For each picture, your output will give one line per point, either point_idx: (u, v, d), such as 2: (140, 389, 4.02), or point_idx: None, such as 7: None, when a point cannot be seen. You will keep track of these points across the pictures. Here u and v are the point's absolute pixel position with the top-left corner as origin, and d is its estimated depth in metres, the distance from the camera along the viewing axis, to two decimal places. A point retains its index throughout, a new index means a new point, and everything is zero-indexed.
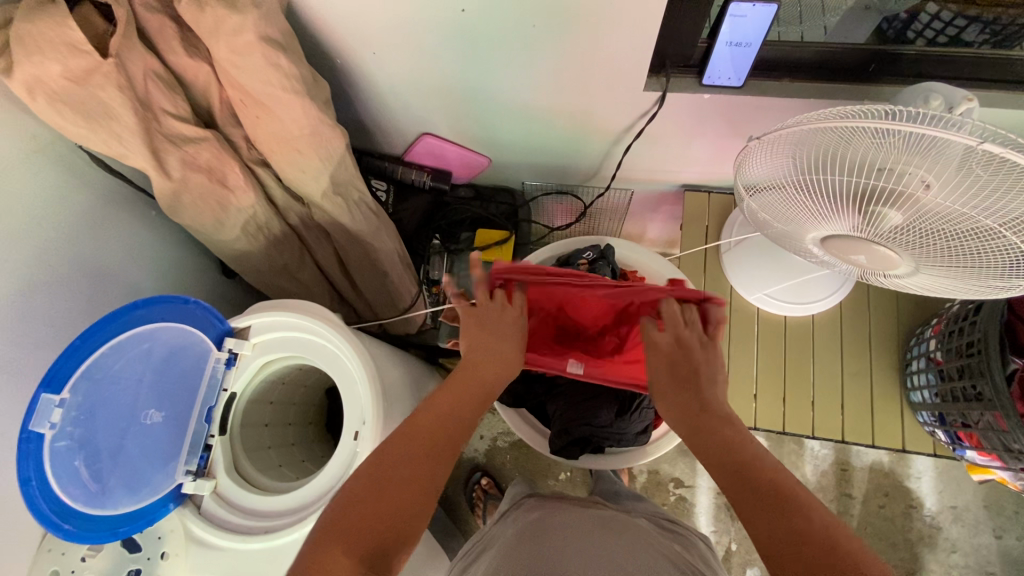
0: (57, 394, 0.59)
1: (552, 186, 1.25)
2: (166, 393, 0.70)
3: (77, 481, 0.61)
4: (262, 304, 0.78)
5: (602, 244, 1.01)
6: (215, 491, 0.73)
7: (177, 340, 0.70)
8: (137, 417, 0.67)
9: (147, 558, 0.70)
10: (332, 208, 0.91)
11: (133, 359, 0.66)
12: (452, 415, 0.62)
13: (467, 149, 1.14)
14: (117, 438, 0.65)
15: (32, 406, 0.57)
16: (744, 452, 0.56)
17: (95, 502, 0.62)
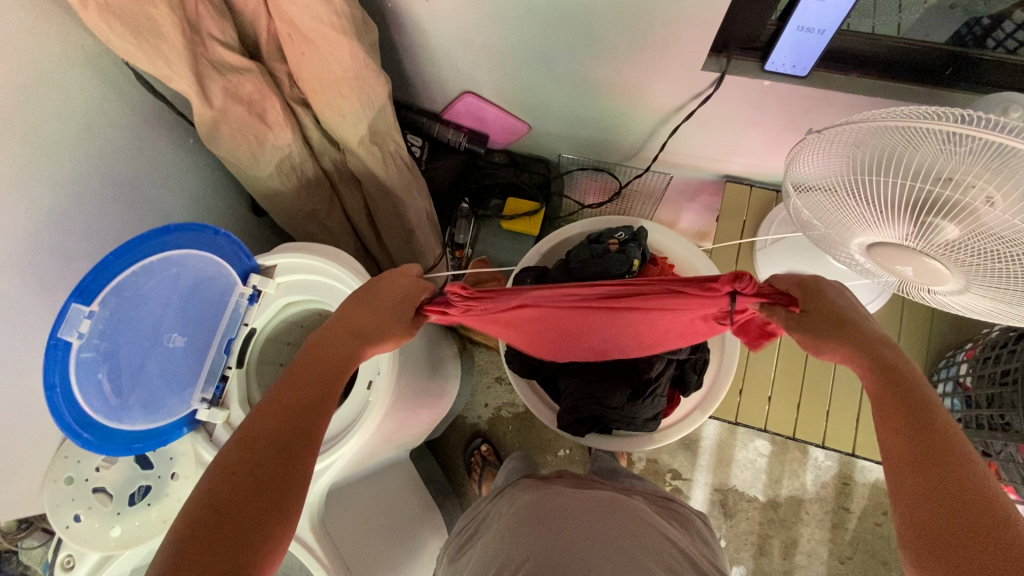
0: (87, 305, 0.60)
1: (589, 162, 1.22)
2: (190, 320, 0.71)
3: (99, 393, 0.62)
4: (290, 245, 0.79)
5: (634, 226, 0.98)
6: (227, 421, 0.75)
7: (204, 270, 0.71)
8: (161, 339, 0.68)
9: (158, 476, 0.72)
10: (367, 157, 0.90)
11: (162, 282, 0.67)
12: (297, 398, 0.52)
13: (507, 113, 1.11)
14: (139, 357, 0.66)
15: (62, 314, 0.58)
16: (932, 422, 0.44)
17: (114, 416, 0.63)
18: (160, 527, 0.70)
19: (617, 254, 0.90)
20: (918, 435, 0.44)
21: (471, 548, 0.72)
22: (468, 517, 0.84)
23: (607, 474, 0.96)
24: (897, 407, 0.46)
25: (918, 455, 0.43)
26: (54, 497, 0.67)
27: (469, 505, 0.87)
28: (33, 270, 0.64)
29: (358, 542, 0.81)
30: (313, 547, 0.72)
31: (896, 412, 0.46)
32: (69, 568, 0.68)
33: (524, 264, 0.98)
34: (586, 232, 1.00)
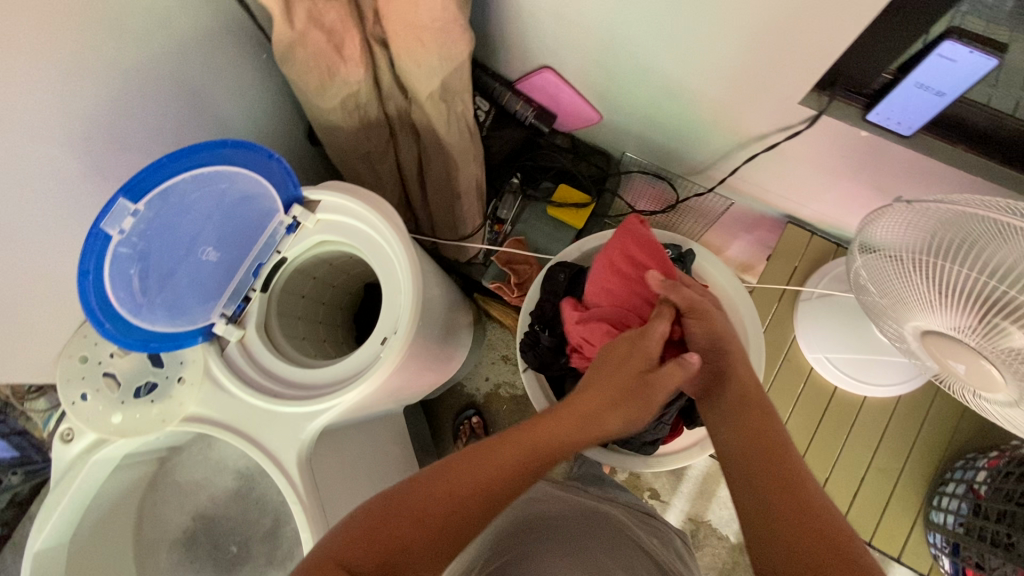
0: (132, 204, 0.63)
1: (651, 166, 1.17)
2: (227, 237, 0.72)
3: (126, 286, 0.65)
4: (338, 184, 0.78)
5: (684, 247, 0.94)
6: (240, 343, 0.76)
7: (249, 191, 0.71)
8: (194, 250, 0.69)
9: (165, 377, 0.73)
10: (432, 112, 0.87)
11: (208, 195, 0.69)
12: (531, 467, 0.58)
13: (582, 99, 1.07)
14: (171, 263, 0.68)
15: (108, 206, 0.62)
16: (778, 444, 0.57)
17: (136, 311, 0.66)
18: (158, 424, 0.72)
19: None
20: (777, 462, 0.55)
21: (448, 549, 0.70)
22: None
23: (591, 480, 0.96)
24: (760, 434, 0.58)
25: (770, 468, 0.54)
26: (69, 371, 0.72)
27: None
28: (92, 152, 0.65)
29: (343, 489, 0.82)
30: (295, 484, 0.72)
31: (753, 434, 0.58)
32: (67, 442, 0.73)
33: (561, 257, 0.94)
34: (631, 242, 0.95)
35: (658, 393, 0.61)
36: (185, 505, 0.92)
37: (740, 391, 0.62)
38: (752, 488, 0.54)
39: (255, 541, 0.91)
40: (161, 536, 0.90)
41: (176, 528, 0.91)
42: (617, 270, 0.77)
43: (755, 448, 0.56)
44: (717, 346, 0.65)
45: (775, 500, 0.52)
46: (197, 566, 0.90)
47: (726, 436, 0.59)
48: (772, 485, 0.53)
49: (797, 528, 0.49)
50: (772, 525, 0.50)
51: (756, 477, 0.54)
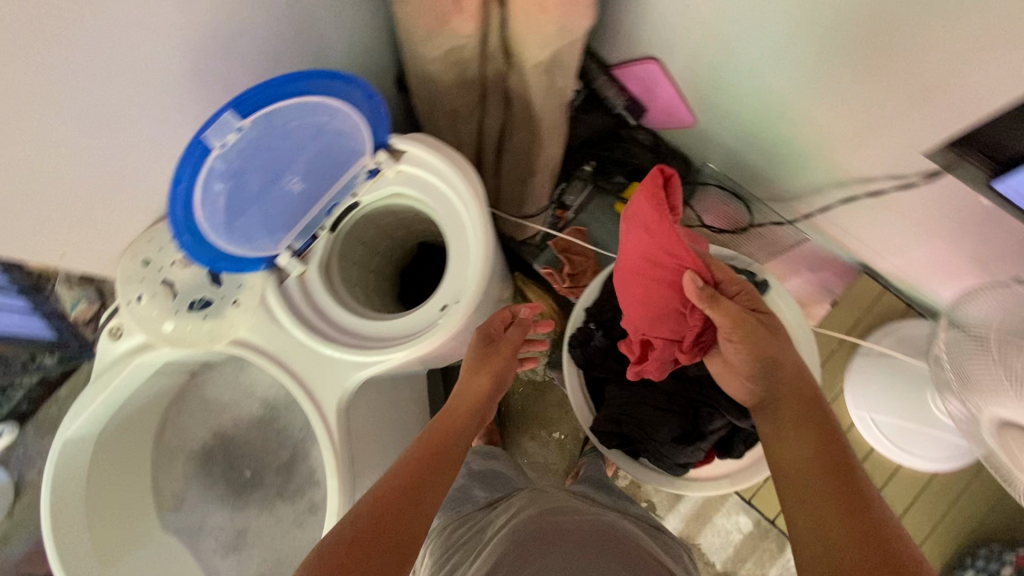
0: (238, 120, 0.59)
1: (731, 183, 1.12)
2: (315, 171, 0.70)
3: (212, 203, 0.63)
4: (425, 137, 0.76)
5: (757, 275, 0.88)
6: (300, 278, 0.75)
7: (348, 129, 0.68)
8: (282, 178, 0.67)
9: (221, 297, 0.73)
10: (533, 83, 0.84)
11: (310, 124, 0.65)
12: (447, 446, 0.66)
13: (681, 98, 1.02)
14: (259, 186, 0.66)
15: (213, 116, 0.58)
16: (843, 461, 0.55)
17: (215, 228, 0.65)
18: (206, 341, 0.72)
19: None
20: (843, 480, 0.53)
21: (459, 562, 0.67)
22: (459, 517, 0.80)
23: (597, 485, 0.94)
24: (827, 450, 0.56)
25: (835, 486, 0.53)
26: (129, 271, 0.71)
27: (455, 495, 0.85)
28: (198, 53, 0.62)
29: (371, 443, 0.82)
30: (329, 430, 0.72)
31: (822, 452, 0.56)
32: (115, 339, 0.73)
33: None
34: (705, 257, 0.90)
35: (508, 348, 0.78)
36: (209, 421, 0.93)
37: (803, 402, 0.61)
38: (815, 507, 0.52)
39: (269, 471, 0.92)
40: (181, 446, 0.92)
41: (196, 441, 0.92)
42: (641, 275, 0.68)
43: (818, 466, 0.55)
44: (769, 358, 0.63)
45: (843, 520, 0.50)
46: (210, 483, 0.92)
47: (786, 456, 0.58)
48: (838, 503, 0.51)
49: (867, 551, 0.47)
50: (838, 544, 0.48)
51: (820, 494, 0.52)
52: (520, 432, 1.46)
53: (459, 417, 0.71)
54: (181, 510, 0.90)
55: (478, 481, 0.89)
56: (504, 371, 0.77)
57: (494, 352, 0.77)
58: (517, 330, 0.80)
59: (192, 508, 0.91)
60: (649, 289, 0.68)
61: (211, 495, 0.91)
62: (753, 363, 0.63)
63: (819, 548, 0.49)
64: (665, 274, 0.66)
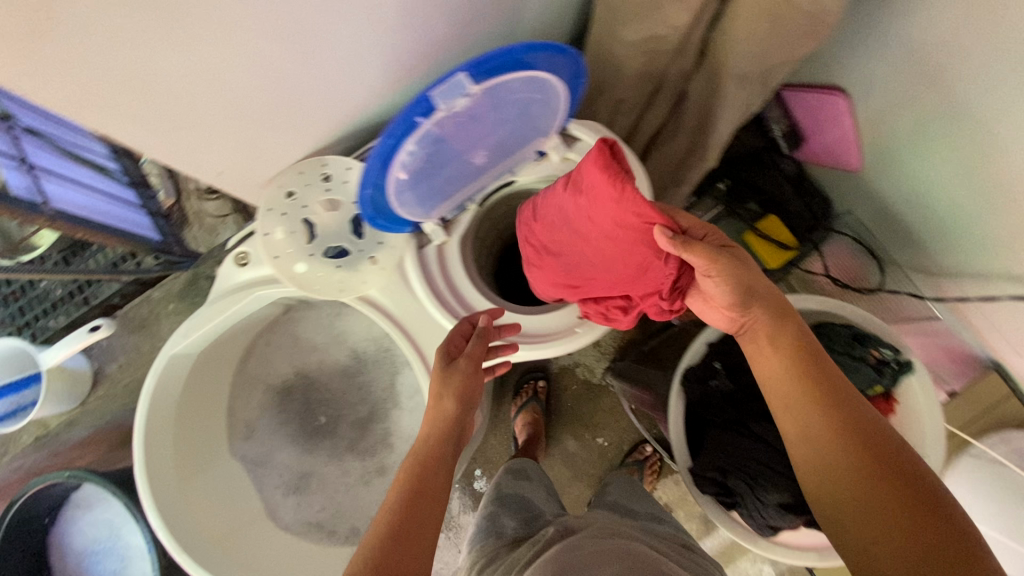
0: (468, 84, 0.48)
1: (870, 241, 1.05)
2: (500, 146, 0.62)
3: (403, 169, 0.54)
4: (605, 129, 0.70)
5: (902, 353, 0.79)
6: (439, 247, 0.71)
7: (547, 108, 0.60)
8: (472, 150, 0.59)
9: (358, 250, 0.69)
10: (723, 95, 0.77)
11: (525, 98, 0.56)
12: (426, 493, 0.54)
13: (856, 140, 0.95)
14: (449, 155, 0.57)
15: (450, 75, 0.47)
16: (842, 394, 0.56)
17: (395, 193, 0.57)
18: (334, 291, 0.69)
19: (868, 371, 0.77)
20: (853, 417, 0.55)
21: None
22: (488, 553, 0.77)
23: (622, 511, 0.87)
24: (826, 385, 0.57)
25: (849, 431, 0.54)
26: (272, 202, 0.66)
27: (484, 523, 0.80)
28: None
29: None
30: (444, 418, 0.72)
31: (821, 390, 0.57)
32: (240, 266, 0.70)
33: None
34: (849, 322, 0.83)
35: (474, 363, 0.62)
36: (294, 358, 0.90)
37: (787, 326, 0.60)
38: (838, 462, 0.53)
39: (344, 423, 0.91)
40: (263, 377, 0.90)
41: (278, 375, 0.90)
42: (610, 245, 0.55)
43: (825, 405, 0.56)
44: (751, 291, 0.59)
45: (867, 469, 0.51)
46: (283, 419, 0.90)
47: (796, 426, 0.57)
48: (856, 453, 0.53)
49: (892, 494, 0.50)
50: (868, 496, 0.51)
51: (837, 447, 0.54)
52: (564, 428, 1.43)
53: (432, 445, 0.58)
54: (250, 440, 0.89)
55: (508, 507, 0.85)
56: (470, 394, 0.61)
57: (464, 369, 0.61)
58: (479, 344, 0.63)
59: (263, 440, 0.89)
60: (616, 255, 0.56)
61: (283, 432, 0.90)
62: (732, 301, 0.59)
63: (852, 506, 0.51)
64: (634, 240, 0.54)
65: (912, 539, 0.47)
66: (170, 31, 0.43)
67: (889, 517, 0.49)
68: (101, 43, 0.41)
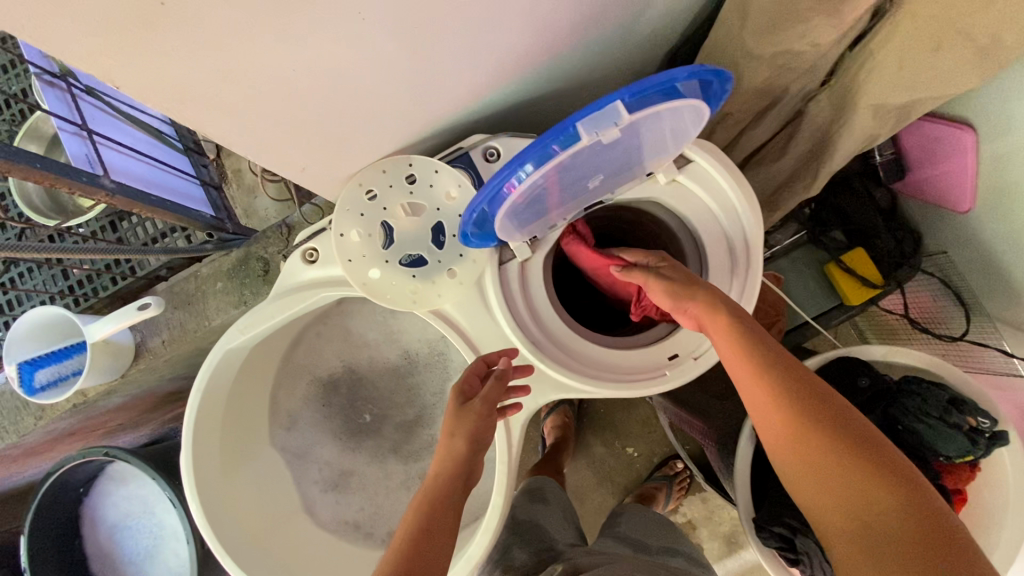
0: (624, 113, 0.45)
1: (959, 284, 0.97)
2: (617, 177, 0.57)
3: (528, 191, 0.49)
4: (718, 151, 0.64)
5: (998, 423, 0.73)
6: (523, 264, 0.65)
7: (676, 144, 0.56)
8: (591, 177, 0.54)
9: (436, 261, 0.63)
10: (850, 122, 0.69)
11: (663, 132, 0.52)
12: (428, 538, 0.51)
13: (970, 183, 0.87)
14: (569, 182, 0.53)
15: (607, 102, 0.44)
16: (818, 394, 0.54)
17: (507, 216, 0.52)
18: (407, 302, 0.63)
19: (963, 441, 0.71)
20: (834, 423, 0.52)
21: None
22: None
23: (634, 544, 0.82)
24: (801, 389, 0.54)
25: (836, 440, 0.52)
26: (350, 200, 0.61)
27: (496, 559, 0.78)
28: None
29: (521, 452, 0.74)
30: (509, 445, 0.69)
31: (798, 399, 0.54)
32: (308, 263, 0.65)
33: (852, 348, 0.78)
34: (944, 381, 0.77)
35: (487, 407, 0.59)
36: (344, 353, 0.86)
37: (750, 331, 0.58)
38: (831, 488, 0.51)
39: (389, 423, 0.87)
40: (310, 367, 0.86)
41: (325, 368, 0.86)
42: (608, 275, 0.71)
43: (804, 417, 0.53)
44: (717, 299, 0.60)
45: (858, 486, 0.50)
46: (327, 413, 0.86)
47: (781, 452, 0.55)
48: (847, 473, 0.51)
49: (886, 506, 0.49)
50: (867, 516, 0.49)
51: (827, 470, 0.51)
52: (595, 434, 1.40)
53: (437, 487, 0.56)
54: (292, 431, 0.84)
55: (517, 534, 0.83)
56: (483, 436, 0.59)
57: (478, 412, 0.59)
58: (496, 385, 0.60)
59: (305, 433, 0.85)
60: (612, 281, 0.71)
61: (327, 426, 0.86)
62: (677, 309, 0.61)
63: (852, 532, 0.49)
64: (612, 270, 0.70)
65: (917, 552, 0.46)
66: (296, 13, 0.37)
67: (888, 537, 0.47)
68: (222, 21, 0.35)
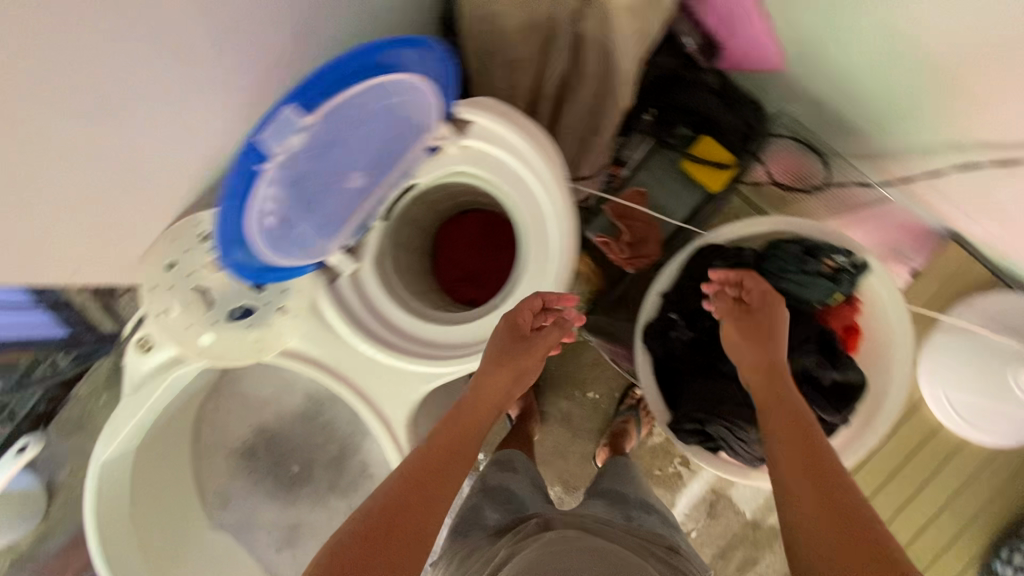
0: (300, 116, 0.47)
1: (810, 135, 0.97)
2: (380, 164, 0.59)
3: (269, 215, 0.51)
4: (492, 101, 0.63)
5: (856, 255, 0.76)
6: (352, 275, 0.65)
7: (417, 111, 0.57)
8: (345, 176, 0.56)
9: (265, 303, 0.62)
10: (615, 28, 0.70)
11: (381, 112, 0.54)
12: (456, 447, 0.56)
13: (771, 38, 0.88)
14: (319, 190, 0.55)
15: (276, 114, 0.47)
16: (803, 425, 0.55)
17: (275, 245, 0.54)
18: (252, 353, 0.62)
19: (826, 282, 0.75)
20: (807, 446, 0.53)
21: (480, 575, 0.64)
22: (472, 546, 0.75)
23: (612, 499, 0.83)
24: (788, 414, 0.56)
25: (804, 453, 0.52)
26: (154, 277, 0.60)
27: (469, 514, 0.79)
28: None
29: None
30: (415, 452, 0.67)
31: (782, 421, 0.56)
32: (145, 352, 0.64)
33: (710, 237, 0.80)
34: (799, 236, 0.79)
35: (537, 349, 0.62)
36: (248, 417, 0.86)
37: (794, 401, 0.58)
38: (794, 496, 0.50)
39: (317, 466, 0.86)
40: (221, 442, 0.85)
41: (236, 437, 0.85)
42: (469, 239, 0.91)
43: (783, 436, 0.54)
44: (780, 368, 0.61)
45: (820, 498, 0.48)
46: (255, 478, 0.86)
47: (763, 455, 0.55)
48: (811, 482, 0.50)
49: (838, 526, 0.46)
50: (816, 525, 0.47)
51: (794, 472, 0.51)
52: (553, 393, 1.42)
53: (462, 426, 0.58)
54: (226, 508, 0.84)
55: (490, 499, 0.84)
56: (523, 373, 0.62)
57: (524, 347, 0.61)
58: (554, 330, 0.62)
59: (240, 506, 0.84)
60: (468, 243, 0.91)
61: (259, 490, 0.85)
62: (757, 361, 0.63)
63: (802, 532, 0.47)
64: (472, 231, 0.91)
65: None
66: None
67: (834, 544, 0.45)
68: None
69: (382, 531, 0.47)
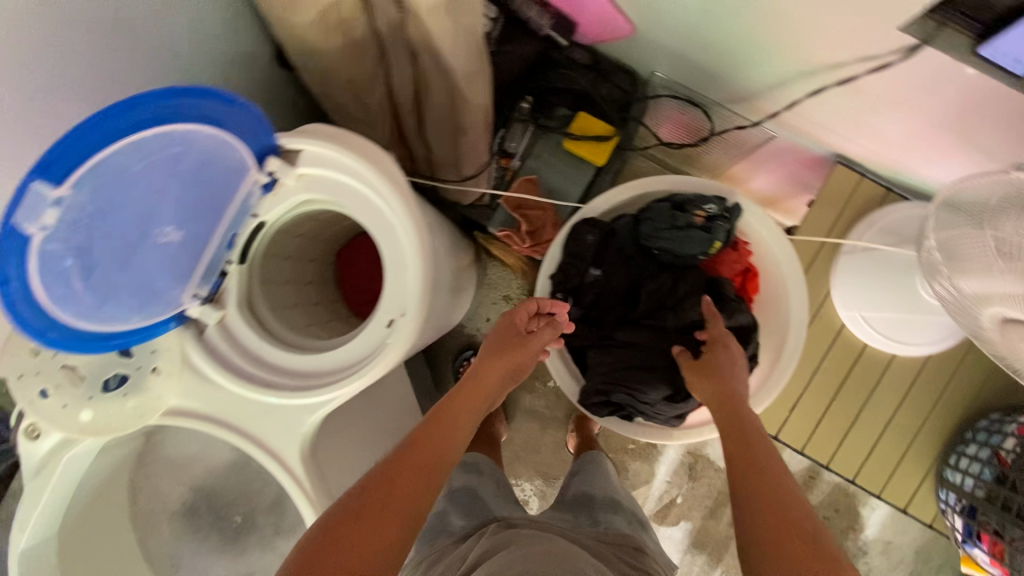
0: (51, 188, 0.49)
1: (682, 89, 0.98)
2: (192, 212, 0.60)
3: (65, 289, 0.53)
4: (321, 127, 0.64)
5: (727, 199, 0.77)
6: (221, 322, 0.67)
7: (209, 154, 0.58)
8: (150, 233, 0.57)
9: (136, 368, 0.64)
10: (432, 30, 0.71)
11: (160, 163, 0.55)
12: (457, 421, 0.62)
13: (614, 7, 0.87)
14: (122, 252, 0.56)
15: (21, 193, 0.48)
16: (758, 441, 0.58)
17: (90, 315, 0.55)
18: (134, 420, 0.64)
19: (700, 233, 0.75)
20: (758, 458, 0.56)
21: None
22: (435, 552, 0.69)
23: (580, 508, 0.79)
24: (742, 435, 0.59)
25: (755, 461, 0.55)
26: (17, 364, 0.60)
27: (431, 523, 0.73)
28: None
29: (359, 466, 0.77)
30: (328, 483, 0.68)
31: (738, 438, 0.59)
32: None
33: (585, 211, 0.81)
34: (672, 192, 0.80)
35: (532, 348, 0.71)
36: (181, 478, 0.86)
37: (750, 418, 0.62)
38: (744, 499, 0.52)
39: (260, 512, 0.87)
40: (161, 507, 0.86)
41: (174, 499, 0.86)
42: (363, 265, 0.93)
43: (739, 449, 0.58)
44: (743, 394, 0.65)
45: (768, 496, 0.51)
46: (201, 536, 0.86)
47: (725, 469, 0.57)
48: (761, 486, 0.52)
49: (778, 520, 0.48)
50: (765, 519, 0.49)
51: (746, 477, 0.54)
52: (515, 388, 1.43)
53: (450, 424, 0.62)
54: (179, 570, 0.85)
55: (455, 503, 0.78)
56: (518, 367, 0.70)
57: (518, 341, 0.70)
58: (546, 331, 0.72)
59: (192, 566, 0.85)
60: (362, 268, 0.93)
61: (208, 546, 0.86)
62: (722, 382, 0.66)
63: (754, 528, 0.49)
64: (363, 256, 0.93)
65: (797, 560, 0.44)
66: None
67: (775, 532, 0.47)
68: None
69: (381, 497, 0.52)
